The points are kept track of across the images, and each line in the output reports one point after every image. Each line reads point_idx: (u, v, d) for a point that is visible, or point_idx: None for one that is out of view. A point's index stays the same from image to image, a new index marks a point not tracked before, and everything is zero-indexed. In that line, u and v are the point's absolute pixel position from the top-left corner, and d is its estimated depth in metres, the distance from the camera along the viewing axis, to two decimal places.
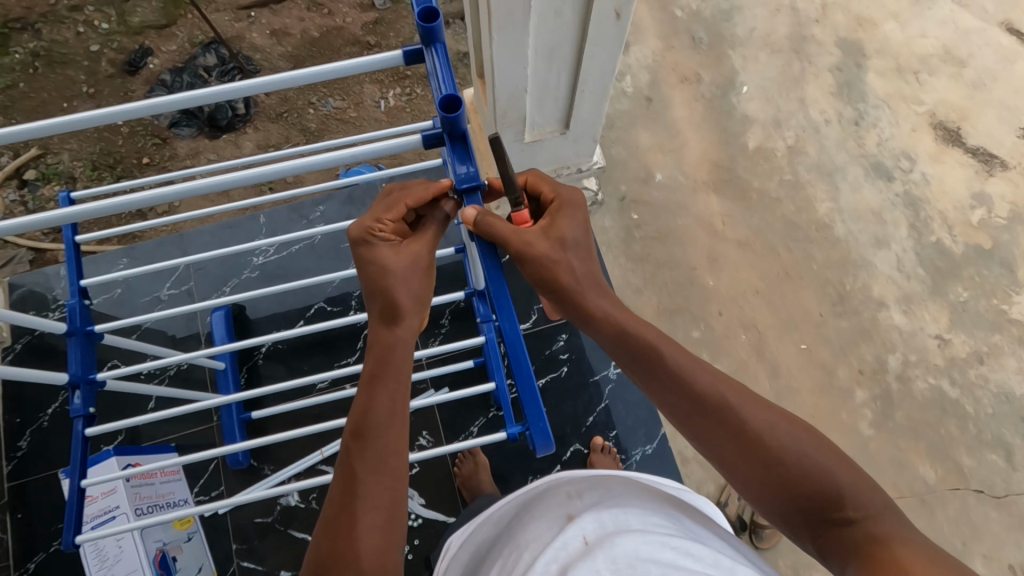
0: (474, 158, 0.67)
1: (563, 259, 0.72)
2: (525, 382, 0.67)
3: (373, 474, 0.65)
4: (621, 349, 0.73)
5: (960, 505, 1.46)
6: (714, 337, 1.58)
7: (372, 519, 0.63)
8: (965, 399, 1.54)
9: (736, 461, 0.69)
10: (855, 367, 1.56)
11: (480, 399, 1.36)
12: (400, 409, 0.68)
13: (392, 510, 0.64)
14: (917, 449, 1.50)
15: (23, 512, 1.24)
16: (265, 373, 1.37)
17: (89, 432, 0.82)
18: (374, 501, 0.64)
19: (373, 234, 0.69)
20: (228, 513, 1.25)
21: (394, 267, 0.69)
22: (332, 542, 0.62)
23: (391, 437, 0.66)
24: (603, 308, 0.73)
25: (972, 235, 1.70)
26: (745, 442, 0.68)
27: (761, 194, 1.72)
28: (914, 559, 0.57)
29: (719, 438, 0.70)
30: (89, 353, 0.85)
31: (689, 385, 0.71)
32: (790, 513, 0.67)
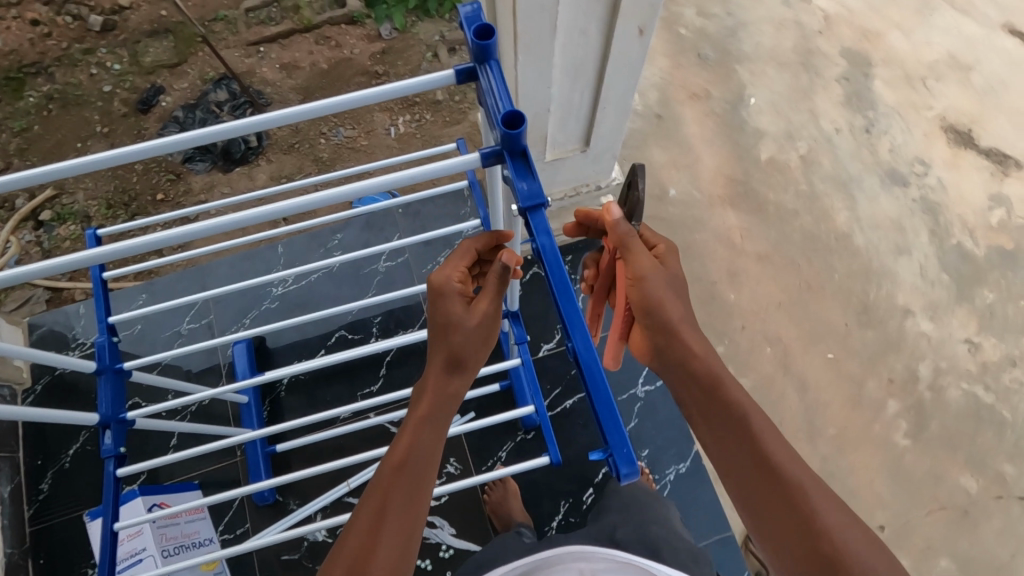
0: (534, 174, 0.64)
1: (667, 288, 0.73)
2: (602, 401, 0.61)
3: (399, 511, 0.63)
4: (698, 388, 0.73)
5: (1005, 516, 1.41)
6: (739, 352, 1.56)
7: (391, 552, 0.61)
8: (1000, 405, 1.50)
9: (767, 515, 0.68)
10: (886, 378, 1.53)
11: (507, 423, 1.33)
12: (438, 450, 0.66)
13: (405, 551, 0.62)
14: (956, 460, 1.46)
15: (45, 558, 1.21)
16: (287, 404, 1.35)
17: (121, 472, 0.78)
18: (391, 537, 0.61)
19: (446, 282, 0.66)
20: (254, 551, 1.22)
21: (458, 316, 0.65)
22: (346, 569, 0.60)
23: (425, 477, 0.65)
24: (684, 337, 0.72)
25: (993, 237, 1.68)
26: (797, 521, 0.66)
27: (777, 207, 1.71)
28: None
29: (757, 487, 0.69)
30: (119, 391, 0.83)
31: (761, 446, 0.70)
32: None
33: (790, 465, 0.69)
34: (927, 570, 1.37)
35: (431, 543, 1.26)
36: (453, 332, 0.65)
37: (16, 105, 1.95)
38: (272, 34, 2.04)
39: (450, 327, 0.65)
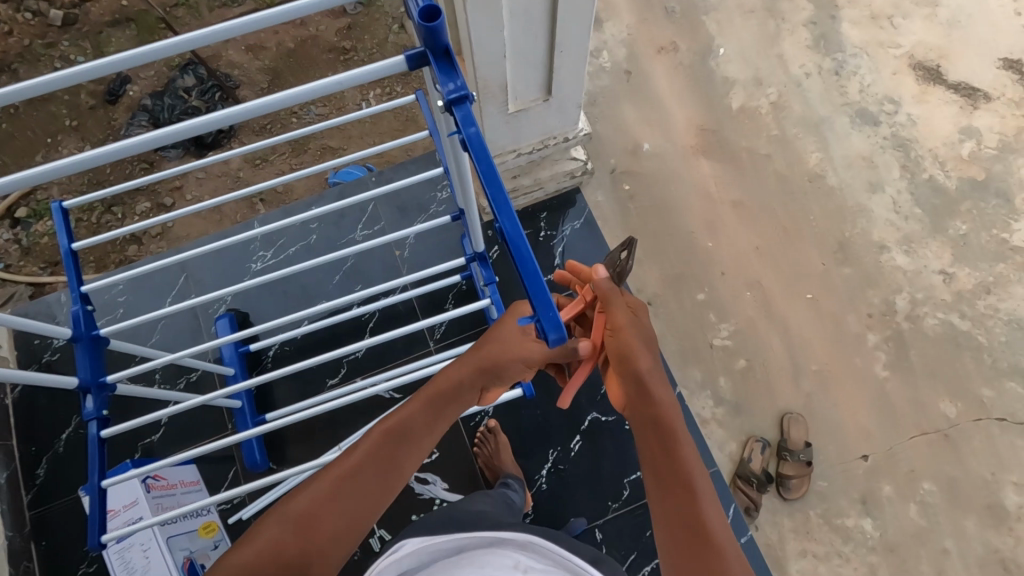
0: (459, 72, 0.66)
1: (649, 349, 0.85)
2: (529, 273, 0.63)
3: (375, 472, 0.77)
4: (650, 417, 0.82)
5: (985, 436, 1.44)
6: (719, 298, 1.58)
7: (347, 508, 0.74)
8: (977, 331, 1.53)
9: (670, 532, 0.75)
10: (864, 312, 1.56)
11: None
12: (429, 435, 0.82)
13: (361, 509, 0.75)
14: (936, 386, 1.49)
15: (47, 540, 1.23)
16: (274, 376, 1.36)
17: (106, 434, 0.80)
18: (359, 493, 0.75)
19: (528, 314, 0.80)
20: (252, 518, 1.24)
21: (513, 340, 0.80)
22: (306, 507, 0.72)
23: (409, 453, 0.80)
24: (656, 392, 0.83)
25: (964, 169, 1.70)
26: (695, 541, 0.72)
27: (750, 154, 1.72)
28: None
29: (671, 512, 0.75)
30: (98, 358, 0.84)
31: (687, 475, 0.77)
32: None
33: (724, 538, 0.72)
34: (913, 494, 1.40)
35: (425, 499, 1.28)
36: (489, 351, 0.79)
37: None
38: (235, 16, 2.02)
39: (489, 346, 0.80)
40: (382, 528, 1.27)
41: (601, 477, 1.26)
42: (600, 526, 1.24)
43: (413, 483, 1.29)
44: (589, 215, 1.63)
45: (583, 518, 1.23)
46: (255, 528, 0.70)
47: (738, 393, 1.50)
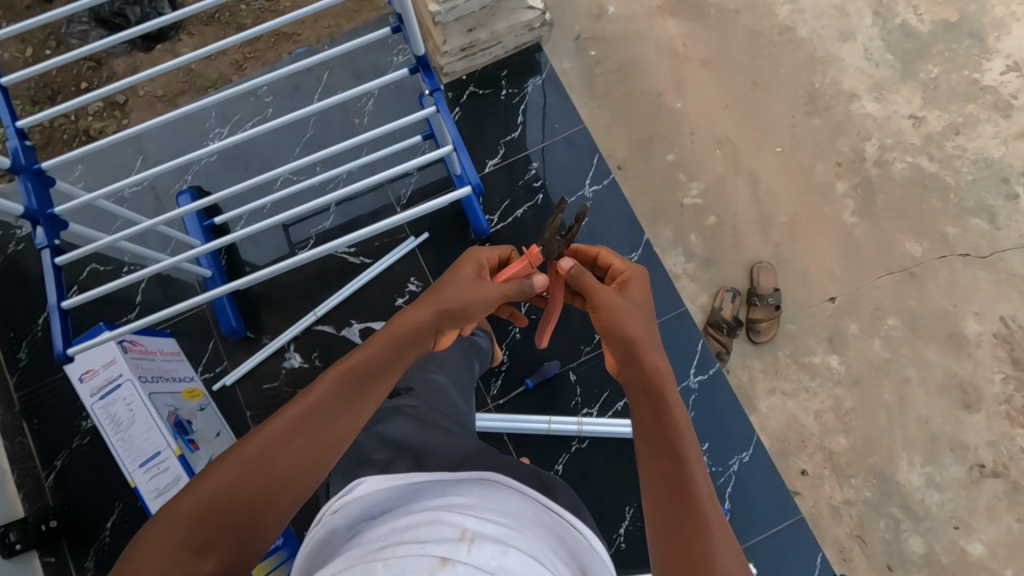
0: None
1: (646, 324, 0.75)
2: None
3: (335, 414, 0.66)
4: (645, 386, 0.71)
5: (949, 272, 1.48)
6: (689, 158, 1.57)
7: (304, 443, 0.64)
8: (944, 172, 1.54)
9: (657, 513, 0.65)
10: (834, 162, 1.55)
11: (460, 235, 1.34)
12: (387, 377, 0.71)
13: (321, 458, 0.64)
14: (902, 228, 1.51)
15: (38, 419, 1.26)
16: (244, 251, 1.36)
17: (60, 261, 0.84)
18: (315, 437, 0.64)
19: (477, 257, 0.80)
20: (236, 385, 1.28)
21: (466, 279, 0.76)
22: (257, 449, 0.62)
23: (367, 398, 0.69)
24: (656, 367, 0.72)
25: (938, 11, 1.65)
26: (685, 527, 0.63)
27: (719, 9, 1.66)
28: None
29: (661, 492, 0.66)
30: (45, 192, 0.86)
31: (681, 453, 0.66)
32: None
33: (719, 527, 0.63)
34: (877, 330, 1.45)
35: None
36: (454, 292, 0.73)
37: None
38: None
39: (452, 286, 0.74)
40: None
41: (574, 324, 1.29)
42: (574, 369, 1.27)
43: None
44: (550, 72, 1.56)
45: (556, 361, 1.26)
46: (203, 472, 0.61)
47: (709, 247, 1.51)
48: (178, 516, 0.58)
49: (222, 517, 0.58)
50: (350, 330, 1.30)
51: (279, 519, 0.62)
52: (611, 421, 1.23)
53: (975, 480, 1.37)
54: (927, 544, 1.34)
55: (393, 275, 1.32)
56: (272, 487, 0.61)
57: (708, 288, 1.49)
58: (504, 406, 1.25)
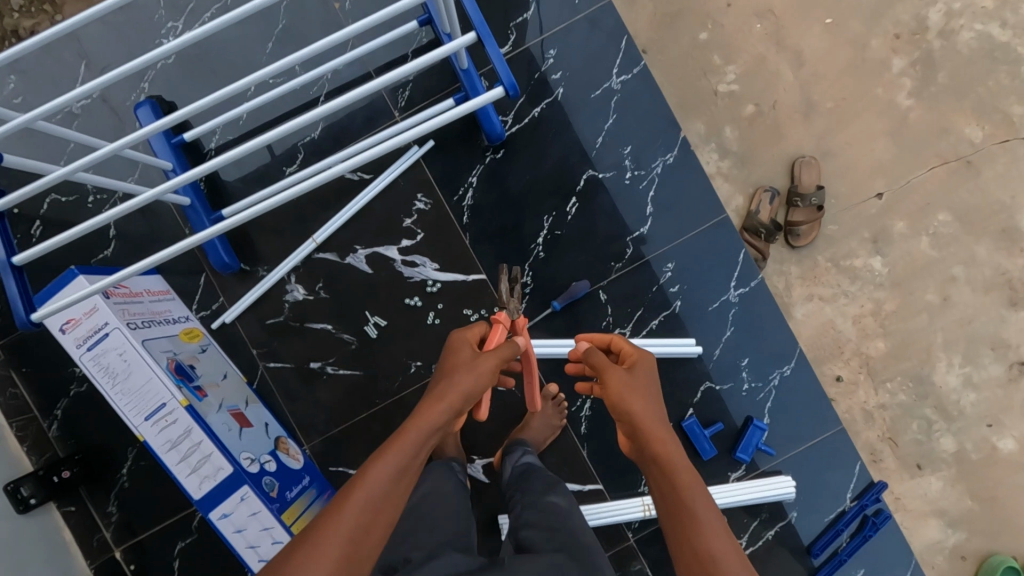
0: None
1: (649, 398, 0.78)
2: None
3: (370, 503, 0.66)
4: (646, 446, 0.73)
5: (1009, 159, 1.34)
6: (725, 36, 1.35)
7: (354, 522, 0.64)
8: (1017, 41, 1.34)
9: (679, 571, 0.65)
10: (891, 34, 1.35)
11: (469, 142, 1.17)
12: (412, 466, 0.73)
13: (359, 557, 0.63)
14: (963, 110, 1.34)
15: (29, 366, 1.17)
16: (222, 171, 1.19)
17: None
18: (353, 532, 0.63)
19: (462, 339, 0.91)
20: (237, 322, 1.18)
21: (464, 357, 0.87)
22: (313, 542, 0.62)
23: (399, 488, 0.69)
24: (657, 437, 0.73)
25: None
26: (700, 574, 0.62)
27: None
28: None
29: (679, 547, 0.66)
30: None
31: (683, 499, 0.68)
32: None
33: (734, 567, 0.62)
34: (926, 227, 1.34)
35: (417, 283, 1.17)
36: (462, 379, 0.81)
37: None
38: None
39: (461, 372, 0.83)
40: (376, 316, 1.17)
41: (602, 238, 1.17)
42: (605, 288, 1.16)
43: (400, 267, 1.17)
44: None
45: (585, 280, 1.15)
46: None
47: (745, 142, 1.35)
48: None
49: None
50: (355, 256, 1.17)
51: None
52: (647, 341, 1.15)
53: (1013, 378, 1.33)
54: (958, 443, 1.33)
55: (396, 192, 1.17)
56: None
57: (743, 189, 1.35)
58: (530, 331, 1.16)
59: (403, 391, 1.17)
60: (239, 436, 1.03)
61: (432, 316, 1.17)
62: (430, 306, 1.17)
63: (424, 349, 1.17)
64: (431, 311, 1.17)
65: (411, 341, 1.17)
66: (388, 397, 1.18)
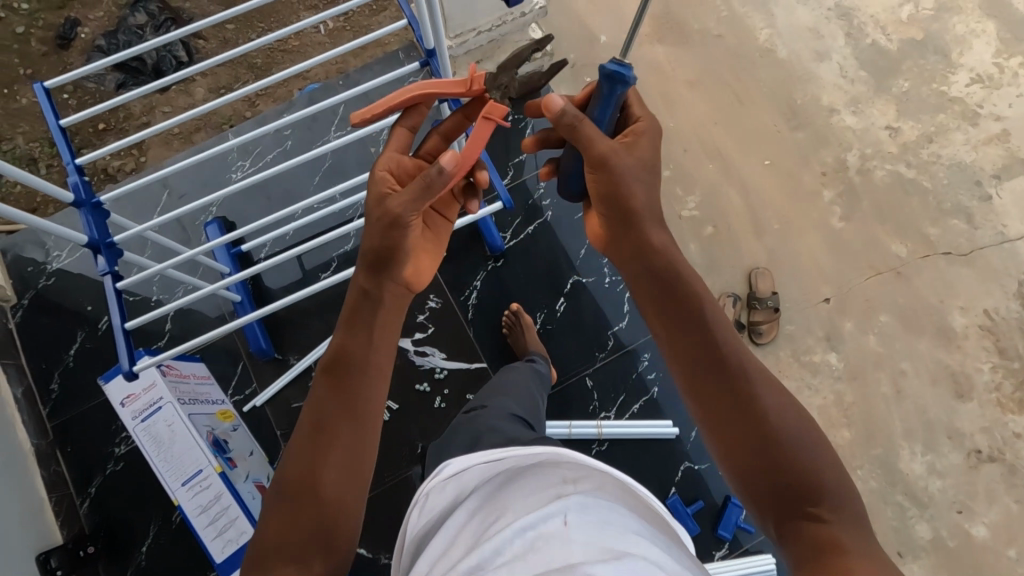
0: None
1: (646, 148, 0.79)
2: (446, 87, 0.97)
3: (350, 411, 0.75)
4: (645, 180, 0.78)
5: (933, 269, 1.56)
6: (684, 172, 1.65)
7: (350, 448, 0.73)
8: (922, 177, 1.64)
9: (665, 279, 0.77)
10: (818, 171, 1.65)
11: (475, 251, 1.40)
12: (373, 357, 0.78)
13: (355, 449, 0.74)
14: (888, 230, 1.60)
15: (72, 445, 1.30)
16: (270, 275, 1.42)
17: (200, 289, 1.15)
18: (341, 438, 0.74)
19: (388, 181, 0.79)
20: (265, 405, 1.32)
21: (376, 200, 0.78)
22: (297, 467, 0.72)
23: (362, 382, 0.77)
24: (670, 247, 0.78)
25: (904, 30, 1.77)
26: (684, 289, 0.77)
27: (703, 33, 1.77)
28: (796, 441, 0.68)
29: (649, 264, 0.78)
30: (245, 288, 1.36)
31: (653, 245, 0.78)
32: (704, 369, 0.74)
33: (697, 281, 0.77)
34: (870, 326, 1.53)
35: (427, 369, 1.34)
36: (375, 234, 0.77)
37: None
38: None
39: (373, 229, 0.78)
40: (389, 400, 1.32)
41: (586, 330, 1.37)
42: (591, 374, 1.34)
43: (413, 356, 1.34)
44: (553, 96, 1.54)
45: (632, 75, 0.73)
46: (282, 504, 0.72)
47: (708, 255, 1.59)
48: (277, 538, 0.70)
49: (315, 523, 0.70)
50: None
51: (353, 514, 0.72)
52: (632, 422, 1.30)
53: (973, 465, 1.43)
54: (933, 530, 1.40)
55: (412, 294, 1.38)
56: (331, 490, 0.71)
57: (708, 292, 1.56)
58: None
59: (410, 468, 1.29)
60: (259, 505, 1.15)
61: (439, 399, 1.32)
62: (437, 391, 1.33)
63: (430, 429, 1.31)
64: (439, 396, 1.32)
65: (420, 422, 1.31)
66: (395, 474, 1.28)
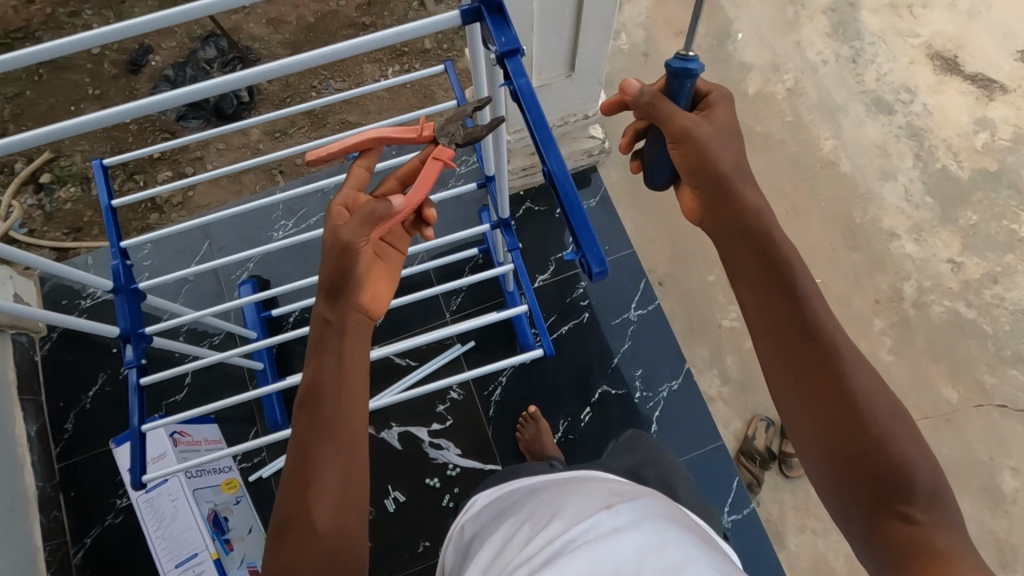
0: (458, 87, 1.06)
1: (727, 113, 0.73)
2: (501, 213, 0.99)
3: (329, 439, 0.65)
4: (729, 138, 0.71)
5: (986, 421, 1.46)
6: None
7: (338, 475, 0.64)
8: (982, 319, 1.55)
9: (752, 249, 0.69)
10: (871, 297, 1.58)
11: (506, 344, 1.38)
12: (348, 375, 0.68)
13: (346, 473, 0.65)
14: (940, 371, 1.51)
15: (75, 491, 1.28)
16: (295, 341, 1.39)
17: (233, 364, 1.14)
18: (328, 466, 0.64)
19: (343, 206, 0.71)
20: (272, 477, 1.27)
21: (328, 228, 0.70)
22: (285, 510, 0.63)
23: (345, 404, 0.66)
24: (762, 213, 0.69)
25: (978, 160, 1.70)
26: (771, 256, 0.68)
27: (765, 137, 1.73)
28: (898, 437, 0.59)
29: (737, 233, 0.69)
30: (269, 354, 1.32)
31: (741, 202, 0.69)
32: (796, 354, 0.64)
33: (789, 249, 0.68)
34: None
35: (439, 464, 1.29)
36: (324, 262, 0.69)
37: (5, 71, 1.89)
38: None
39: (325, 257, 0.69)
40: (396, 490, 1.28)
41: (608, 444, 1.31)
42: None
43: (427, 447, 1.31)
44: (604, 195, 1.54)
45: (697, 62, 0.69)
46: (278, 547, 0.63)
47: None
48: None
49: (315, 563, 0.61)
50: (390, 432, 1.31)
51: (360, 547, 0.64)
52: None
53: None
54: None
55: (435, 381, 1.35)
56: (324, 528, 0.62)
57: None
58: None
59: (408, 568, 1.23)
60: None
61: (447, 497, 1.27)
62: (446, 488, 1.28)
63: (435, 528, 1.25)
64: (448, 494, 1.27)
65: (425, 520, 1.26)
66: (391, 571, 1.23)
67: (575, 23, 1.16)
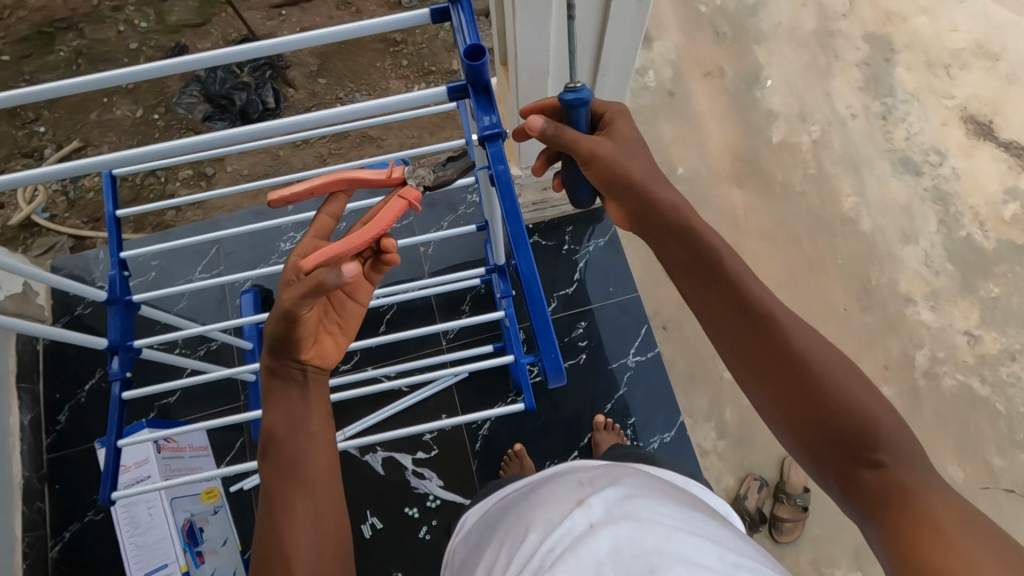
0: None
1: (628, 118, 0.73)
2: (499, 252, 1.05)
3: (300, 481, 0.65)
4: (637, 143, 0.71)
5: (991, 504, 1.41)
6: None
7: (311, 514, 0.63)
8: (995, 397, 1.50)
9: (677, 249, 0.69)
10: (881, 362, 1.53)
11: (500, 378, 1.36)
12: (306, 420, 0.67)
13: (320, 509, 0.64)
14: (947, 447, 1.45)
15: (61, 483, 1.29)
16: None
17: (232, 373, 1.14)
18: (303, 502, 0.64)
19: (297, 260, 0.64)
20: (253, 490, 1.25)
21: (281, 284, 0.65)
22: (262, 554, 0.62)
23: (307, 445, 0.66)
24: (677, 206, 0.68)
25: (1004, 230, 1.66)
26: (694, 250, 0.67)
27: (785, 187, 1.70)
28: (847, 390, 0.59)
29: (665, 238, 0.69)
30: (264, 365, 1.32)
31: (655, 203, 0.68)
32: (735, 339, 0.65)
33: (708, 234, 0.67)
34: None
35: (420, 494, 1.28)
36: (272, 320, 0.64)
37: (45, 59, 1.94)
38: None
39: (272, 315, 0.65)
40: (374, 517, 1.26)
41: None
42: None
43: (410, 476, 1.29)
44: (615, 233, 1.51)
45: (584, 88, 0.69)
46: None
47: None
48: None
49: None
50: (374, 456, 1.30)
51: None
52: None
53: None
54: None
55: (425, 409, 1.34)
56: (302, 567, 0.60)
57: None
58: None
59: None
60: None
61: (424, 529, 1.25)
62: (425, 520, 1.26)
63: (409, 559, 1.24)
64: (425, 526, 1.25)
65: (400, 550, 1.24)
66: None
67: (595, 68, 1.16)
